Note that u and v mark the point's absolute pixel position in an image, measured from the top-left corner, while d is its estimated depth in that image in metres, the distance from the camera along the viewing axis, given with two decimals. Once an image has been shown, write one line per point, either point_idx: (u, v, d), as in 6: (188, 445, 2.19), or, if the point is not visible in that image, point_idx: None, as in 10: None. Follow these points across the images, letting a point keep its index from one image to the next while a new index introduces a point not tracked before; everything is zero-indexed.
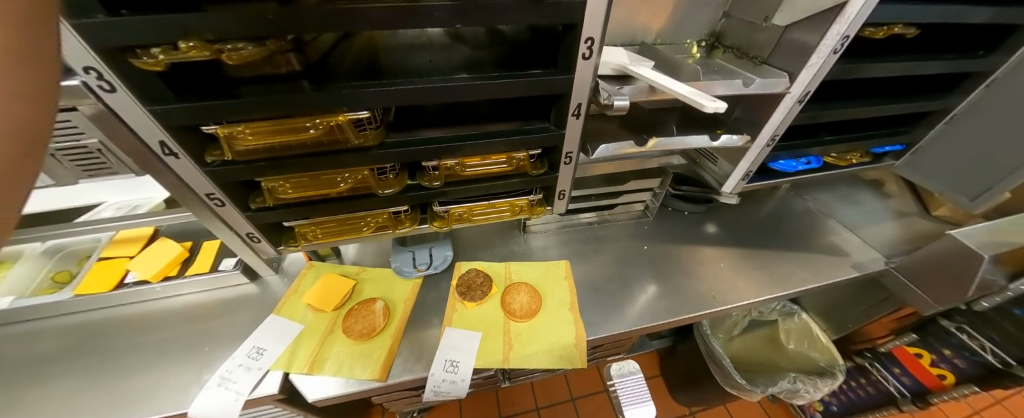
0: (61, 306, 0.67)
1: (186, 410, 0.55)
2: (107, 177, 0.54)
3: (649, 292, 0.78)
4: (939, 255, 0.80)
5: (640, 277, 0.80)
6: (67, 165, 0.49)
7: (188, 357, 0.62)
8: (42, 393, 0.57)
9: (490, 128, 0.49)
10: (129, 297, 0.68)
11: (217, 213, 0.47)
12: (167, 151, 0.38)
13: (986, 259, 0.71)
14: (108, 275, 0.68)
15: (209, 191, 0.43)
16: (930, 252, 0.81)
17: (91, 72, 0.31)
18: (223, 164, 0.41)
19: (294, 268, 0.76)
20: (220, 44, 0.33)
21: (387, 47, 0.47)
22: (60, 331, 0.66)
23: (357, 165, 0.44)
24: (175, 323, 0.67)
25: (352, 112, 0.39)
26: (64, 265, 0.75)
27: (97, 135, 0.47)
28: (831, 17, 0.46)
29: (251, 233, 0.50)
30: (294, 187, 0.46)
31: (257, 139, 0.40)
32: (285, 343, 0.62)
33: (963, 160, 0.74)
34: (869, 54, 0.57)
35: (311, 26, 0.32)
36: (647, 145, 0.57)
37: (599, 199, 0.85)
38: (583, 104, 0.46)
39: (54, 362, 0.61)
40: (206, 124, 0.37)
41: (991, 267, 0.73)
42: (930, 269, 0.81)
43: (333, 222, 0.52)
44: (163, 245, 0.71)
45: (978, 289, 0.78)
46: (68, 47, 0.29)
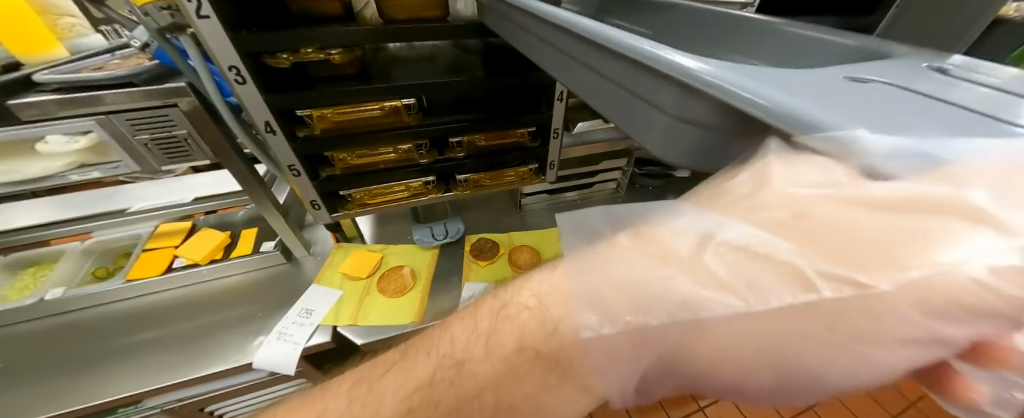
0: (112, 293, 0.74)
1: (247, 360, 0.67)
2: (182, 166, 0.63)
3: None
4: None
5: None
6: (154, 153, 0.59)
7: (242, 324, 0.73)
8: (126, 365, 0.67)
9: (497, 112, 0.65)
10: (175, 281, 0.76)
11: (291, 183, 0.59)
12: (269, 129, 0.51)
13: None
14: (155, 261, 0.76)
15: (293, 165, 0.56)
16: None
17: (233, 69, 0.45)
18: (307, 140, 0.55)
19: (321, 249, 0.86)
20: (324, 50, 0.49)
21: (415, 57, 0.64)
22: (115, 316, 0.73)
23: (402, 140, 0.59)
24: (221, 301, 0.76)
25: (404, 99, 0.55)
26: (102, 262, 0.81)
27: (186, 127, 0.58)
28: None
29: (314, 201, 0.62)
30: (356, 157, 0.60)
31: (338, 118, 0.55)
32: (328, 303, 0.74)
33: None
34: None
35: (383, 40, 0.50)
36: None
37: (579, 179, 1.04)
38: (565, 91, 0.64)
39: (124, 338, 0.70)
40: (301, 108, 0.52)
41: None
42: None
43: (379, 188, 0.66)
44: (207, 235, 0.80)
45: None
46: (223, 52, 0.43)
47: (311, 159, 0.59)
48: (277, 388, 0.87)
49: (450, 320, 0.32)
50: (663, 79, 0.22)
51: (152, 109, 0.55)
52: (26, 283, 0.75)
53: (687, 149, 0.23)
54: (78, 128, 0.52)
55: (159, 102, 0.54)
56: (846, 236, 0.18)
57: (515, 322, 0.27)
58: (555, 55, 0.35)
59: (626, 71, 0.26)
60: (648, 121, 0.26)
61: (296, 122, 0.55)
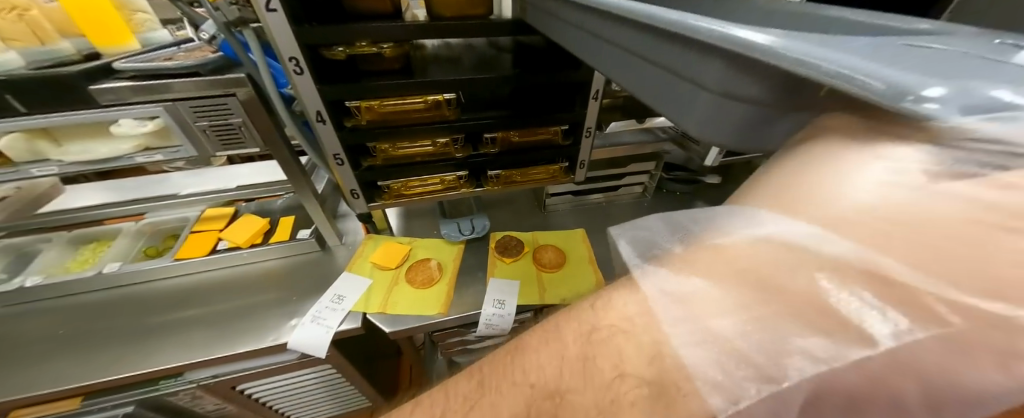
0: (160, 270, 0.79)
1: (281, 340, 0.70)
2: (233, 152, 0.67)
3: None
4: None
5: None
6: (211, 139, 0.63)
7: (275, 307, 0.76)
8: (171, 338, 0.71)
9: (532, 110, 0.66)
10: (218, 262, 0.80)
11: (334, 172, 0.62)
12: (320, 119, 0.54)
13: None
14: (201, 242, 0.81)
15: (338, 154, 0.59)
16: None
17: (293, 60, 0.48)
18: (353, 130, 0.57)
19: (352, 239, 0.89)
20: (375, 45, 0.51)
21: (455, 55, 0.66)
22: (163, 292, 0.78)
23: (440, 133, 0.61)
24: (259, 283, 0.79)
25: (445, 93, 0.57)
26: (152, 242, 0.86)
27: (241, 116, 0.62)
28: None
29: (353, 189, 0.65)
30: (395, 149, 0.63)
31: (382, 111, 0.57)
32: (359, 290, 0.76)
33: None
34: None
35: (430, 36, 0.52)
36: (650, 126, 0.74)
37: (605, 181, 1.04)
38: (601, 90, 0.64)
39: (170, 312, 0.75)
40: (350, 100, 0.54)
41: None
42: None
43: (414, 180, 0.68)
44: (248, 220, 0.85)
45: None
46: (285, 44, 0.47)
47: (354, 149, 0.62)
48: (305, 372, 0.90)
49: (525, 343, 0.29)
50: (708, 54, 0.23)
51: (212, 97, 0.59)
52: (86, 258, 0.81)
53: (732, 127, 0.25)
54: (146, 113, 0.57)
55: (220, 91, 0.58)
56: (946, 248, 0.18)
57: (611, 347, 0.25)
58: (604, 45, 0.35)
59: (682, 57, 0.25)
60: (690, 104, 0.26)
61: (342, 114, 0.58)
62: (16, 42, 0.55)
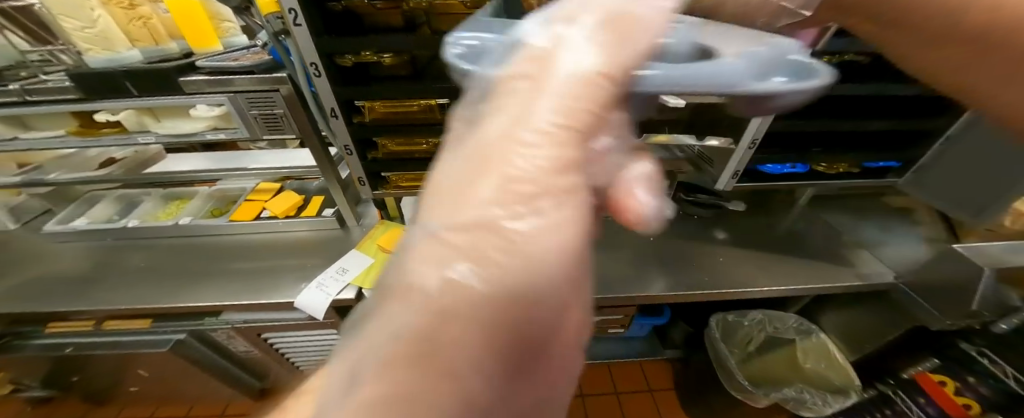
0: (218, 228, 0.97)
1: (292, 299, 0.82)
2: (276, 137, 0.81)
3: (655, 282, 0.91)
4: (948, 274, 0.83)
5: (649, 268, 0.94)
6: (260, 125, 0.78)
7: (295, 269, 0.89)
8: (214, 283, 0.87)
9: None
10: (260, 227, 0.96)
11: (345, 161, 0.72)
12: (334, 114, 0.64)
13: (987, 273, 0.75)
14: (252, 209, 0.98)
15: (348, 146, 0.69)
16: (939, 269, 0.85)
17: (313, 65, 0.58)
18: (361, 126, 0.67)
19: (368, 221, 1.00)
20: (380, 54, 0.60)
21: None
22: (217, 245, 0.96)
23: (434, 134, 0.68)
24: (287, 249, 0.94)
25: (439, 99, 0.64)
26: (217, 204, 1.05)
27: (282, 107, 0.75)
28: None
29: (360, 177, 0.74)
30: (395, 145, 0.71)
31: (384, 111, 0.65)
32: (361, 267, 0.86)
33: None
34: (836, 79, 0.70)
35: (427, 46, 0.58)
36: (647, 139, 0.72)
37: None
38: None
39: (218, 263, 0.91)
40: (359, 100, 0.64)
41: (994, 286, 0.76)
42: (937, 286, 0.85)
43: (412, 175, 0.75)
44: (288, 196, 1.00)
45: (988, 305, 0.78)
46: (308, 52, 0.57)
47: (364, 143, 0.72)
48: (316, 333, 1.02)
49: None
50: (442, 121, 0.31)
51: (263, 91, 0.72)
52: (171, 211, 1.02)
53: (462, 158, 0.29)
54: (215, 101, 0.72)
55: (267, 86, 0.71)
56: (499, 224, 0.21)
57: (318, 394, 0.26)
58: None
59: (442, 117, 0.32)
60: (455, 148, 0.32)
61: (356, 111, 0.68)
62: (139, 42, 0.73)
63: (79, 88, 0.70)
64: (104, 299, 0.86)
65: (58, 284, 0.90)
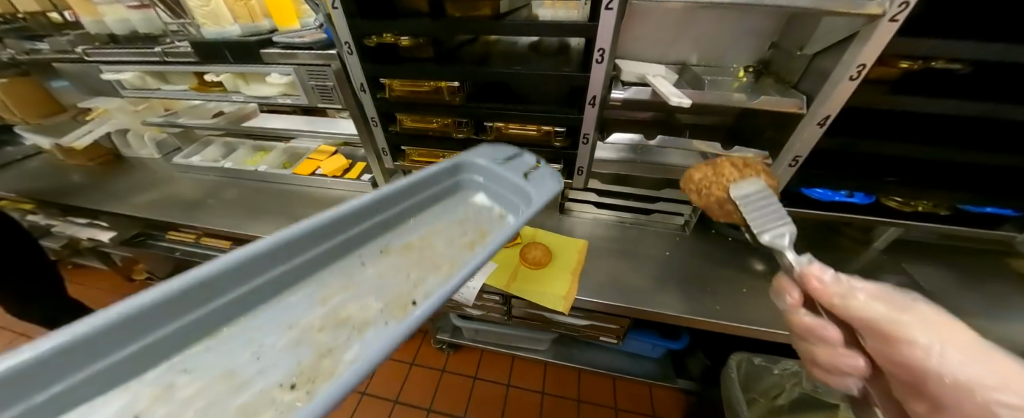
0: (284, 178, 1.16)
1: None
2: (328, 106, 0.94)
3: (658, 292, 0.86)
4: None
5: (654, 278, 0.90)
6: (315, 94, 0.91)
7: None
8: (271, 222, 1.05)
9: (534, 108, 0.70)
10: (315, 183, 1.13)
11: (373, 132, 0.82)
12: (363, 88, 0.73)
13: None
14: (309, 166, 1.14)
15: (374, 117, 0.77)
16: None
17: (348, 44, 0.67)
18: (384, 101, 0.74)
19: None
20: (399, 35, 0.65)
21: (488, 51, 0.78)
22: (281, 193, 1.16)
23: (448, 114, 0.72)
24: (330, 204, 1.09)
25: (450, 82, 0.67)
26: (290, 159, 1.25)
27: (332, 80, 0.86)
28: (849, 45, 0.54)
29: (384, 149, 0.84)
30: (412, 122, 0.77)
31: (401, 89, 0.71)
32: None
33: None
34: (921, 91, 0.58)
35: (440, 29, 0.62)
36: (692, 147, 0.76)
37: (634, 201, 0.97)
38: (598, 96, 0.63)
39: (278, 208, 1.10)
40: (383, 77, 0.71)
41: None
42: None
43: (426, 151, 0.81)
44: (337, 159, 1.14)
45: None
46: (343, 32, 0.65)
47: (388, 116, 0.80)
48: None
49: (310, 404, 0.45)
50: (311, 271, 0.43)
51: (319, 64, 0.84)
52: (256, 159, 1.26)
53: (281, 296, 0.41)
54: (284, 71, 0.87)
55: (320, 61, 0.83)
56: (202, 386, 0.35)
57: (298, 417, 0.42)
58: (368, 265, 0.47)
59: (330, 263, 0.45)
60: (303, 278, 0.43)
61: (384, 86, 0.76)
62: (241, 20, 0.91)
63: (198, 55, 0.91)
64: (200, 219, 1.09)
65: (177, 203, 1.17)
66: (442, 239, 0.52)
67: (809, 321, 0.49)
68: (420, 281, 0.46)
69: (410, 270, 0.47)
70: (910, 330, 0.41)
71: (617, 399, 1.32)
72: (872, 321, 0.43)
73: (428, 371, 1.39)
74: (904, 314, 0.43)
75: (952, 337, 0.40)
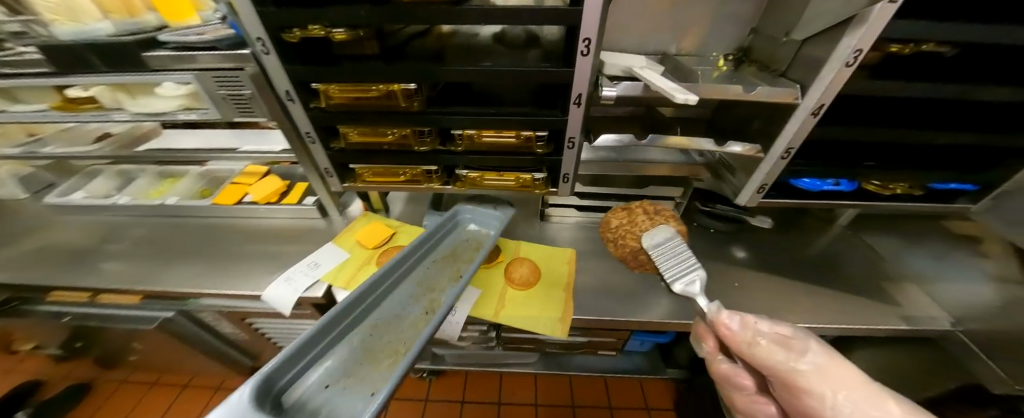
0: (204, 210, 0.94)
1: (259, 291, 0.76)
2: (250, 119, 0.77)
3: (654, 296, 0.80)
4: None
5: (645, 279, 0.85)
6: (230, 107, 0.73)
7: (274, 256, 0.85)
8: (188, 268, 0.84)
9: (510, 110, 0.60)
10: (244, 213, 0.93)
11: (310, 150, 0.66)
12: (289, 97, 0.57)
13: None
14: (235, 192, 0.93)
15: (309, 132, 0.62)
16: None
17: (260, 40, 0.50)
18: (320, 112, 0.59)
19: (352, 213, 0.94)
20: (331, 28, 0.51)
21: (445, 44, 0.66)
22: (200, 228, 0.94)
23: (404, 124, 0.59)
24: (267, 237, 0.90)
25: (405, 84, 0.55)
26: (209, 185, 1.03)
27: (250, 88, 0.68)
28: (846, 29, 0.48)
29: (327, 168, 0.69)
30: (360, 135, 0.63)
31: (341, 95, 0.57)
32: (335, 262, 0.80)
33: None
34: (910, 74, 0.56)
35: (385, 20, 0.49)
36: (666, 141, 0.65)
37: (618, 201, 0.91)
38: (583, 94, 0.54)
39: (196, 249, 0.88)
40: (313, 81, 0.55)
41: None
42: None
43: (381, 169, 0.68)
44: (271, 180, 0.95)
45: None
46: (252, 25, 0.49)
47: (328, 130, 0.65)
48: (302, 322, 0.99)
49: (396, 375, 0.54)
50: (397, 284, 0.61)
51: (227, 69, 0.66)
52: (163, 189, 1.02)
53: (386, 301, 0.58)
54: (182, 79, 0.67)
55: (229, 64, 0.65)
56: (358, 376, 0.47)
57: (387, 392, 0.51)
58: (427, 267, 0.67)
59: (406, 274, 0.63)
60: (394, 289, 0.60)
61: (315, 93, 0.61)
62: (113, 14, 0.69)
63: (50, 63, 0.68)
64: (92, 274, 0.86)
65: (59, 255, 0.92)
66: (462, 247, 0.73)
67: (725, 368, 0.60)
68: (456, 269, 0.67)
69: (451, 264, 0.68)
70: (806, 378, 0.49)
71: (611, 398, 1.29)
72: (775, 368, 0.51)
73: (409, 403, 1.26)
74: (804, 357, 0.50)
75: (835, 376, 0.48)
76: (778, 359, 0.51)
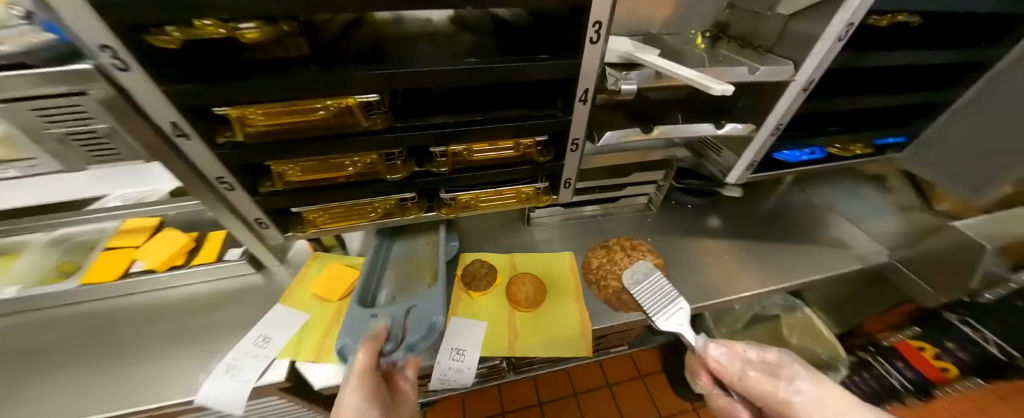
0: (62, 296, 0.66)
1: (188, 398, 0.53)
2: (117, 163, 0.53)
3: None
4: None
5: None
6: (76, 151, 0.48)
7: (199, 340, 0.60)
8: (41, 388, 0.54)
9: (499, 114, 0.49)
10: (130, 287, 0.65)
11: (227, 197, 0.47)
12: (179, 132, 0.38)
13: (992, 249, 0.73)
14: (113, 263, 0.66)
15: (221, 176, 0.43)
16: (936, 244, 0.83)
17: (106, 50, 0.30)
18: (234, 147, 0.41)
19: (297, 259, 0.74)
20: (234, 24, 0.33)
21: (395, 35, 0.50)
22: (54, 323, 0.64)
23: (366, 148, 0.45)
24: (178, 312, 0.65)
25: (362, 96, 0.40)
26: (71, 256, 0.71)
27: (107, 122, 0.45)
28: (839, 3, 0.46)
29: (260, 219, 0.51)
30: (303, 171, 0.46)
31: (267, 121, 0.40)
32: (292, 331, 0.61)
33: (956, 155, 0.77)
34: (880, 42, 0.57)
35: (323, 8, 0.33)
36: (653, 133, 0.58)
37: (603, 192, 0.86)
38: (590, 90, 0.46)
39: (52, 355, 0.59)
40: (216, 105, 0.37)
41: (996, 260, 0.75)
42: None
43: (340, 208, 0.52)
44: (169, 236, 0.69)
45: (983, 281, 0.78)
46: (86, 29, 0.28)
47: (248, 168, 0.46)
48: None
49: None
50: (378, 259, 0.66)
51: (59, 96, 0.41)
52: None
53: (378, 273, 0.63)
54: None
55: (61, 88, 0.40)
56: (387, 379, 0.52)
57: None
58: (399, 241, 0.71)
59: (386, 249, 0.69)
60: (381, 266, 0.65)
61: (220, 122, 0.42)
62: None
63: None
64: None
65: None
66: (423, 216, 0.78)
67: (724, 402, 0.60)
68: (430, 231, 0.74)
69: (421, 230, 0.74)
70: (799, 409, 0.46)
71: (607, 377, 1.32)
72: (759, 393, 0.51)
73: None
74: (801, 387, 0.48)
75: (837, 405, 0.45)
76: (772, 392, 0.49)
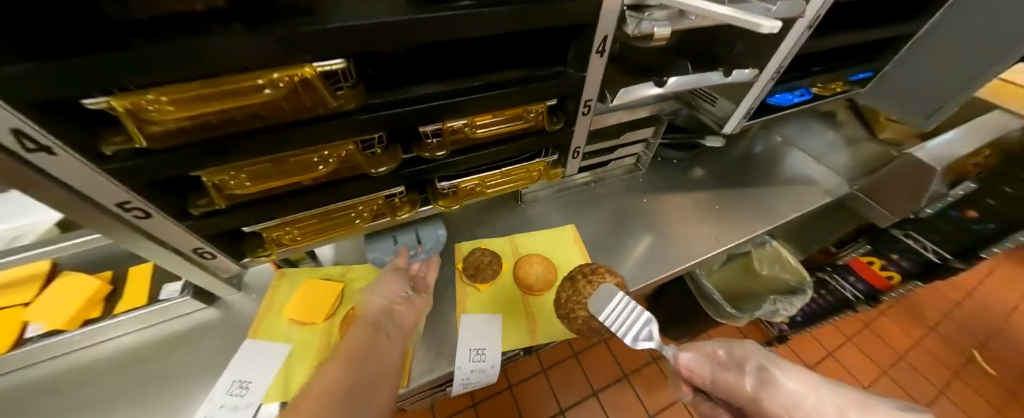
0: None
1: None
2: None
3: (650, 241, 0.80)
4: (898, 172, 0.88)
5: (640, 229, 0.82)
6: None
7: (151, 403, 0.47)
8: None
9: (499, 76, 0.39)
10: (23, 359, 0.48)
11: (142, 226, 0.34)
12: (32, 146, 0.24)
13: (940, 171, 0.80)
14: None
15: (122, 200, 0.30)
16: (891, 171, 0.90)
17: None
18: (135, 156, 0.28)
19: (258, 283, 0.61)
20: None
21: None
22: None
23: (335, 136, 0.33)
24: (106, 374, 0.50)
25: (322, 63, 0.28)
26: None
27: None
28: None
29: (199, 247, 0.39)
30: (253, 177, 0.34)
31: (180, 112, 0.27)
32: (275, 368, 0.50)
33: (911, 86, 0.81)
34: None
35: None
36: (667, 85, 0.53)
37: (595, 157, 0.81)
38: (609, 38, 0.38)
39: None
40: (87, 95, 0.23)
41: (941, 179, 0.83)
42: (890, 186, 0.90)
43: (313, 217, 0.42)
44: (68, 282, 0.52)
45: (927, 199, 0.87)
46: None
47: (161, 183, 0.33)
48: None
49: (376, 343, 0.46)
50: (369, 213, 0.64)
51: None
52: None
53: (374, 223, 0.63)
54: None
55: None
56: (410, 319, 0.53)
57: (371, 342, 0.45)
58: None
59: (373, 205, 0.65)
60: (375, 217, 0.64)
61: (96, 120, 0.27)
62: None
63: None
64: None
65: None
66: None
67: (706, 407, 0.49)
68: None
69: None
70: (766, 395, 0.40)
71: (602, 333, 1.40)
72: (722, 377, 0.45)
73: None
74: (778, 381, 0.40)
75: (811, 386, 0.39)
76: (743, 388, 0.42)
